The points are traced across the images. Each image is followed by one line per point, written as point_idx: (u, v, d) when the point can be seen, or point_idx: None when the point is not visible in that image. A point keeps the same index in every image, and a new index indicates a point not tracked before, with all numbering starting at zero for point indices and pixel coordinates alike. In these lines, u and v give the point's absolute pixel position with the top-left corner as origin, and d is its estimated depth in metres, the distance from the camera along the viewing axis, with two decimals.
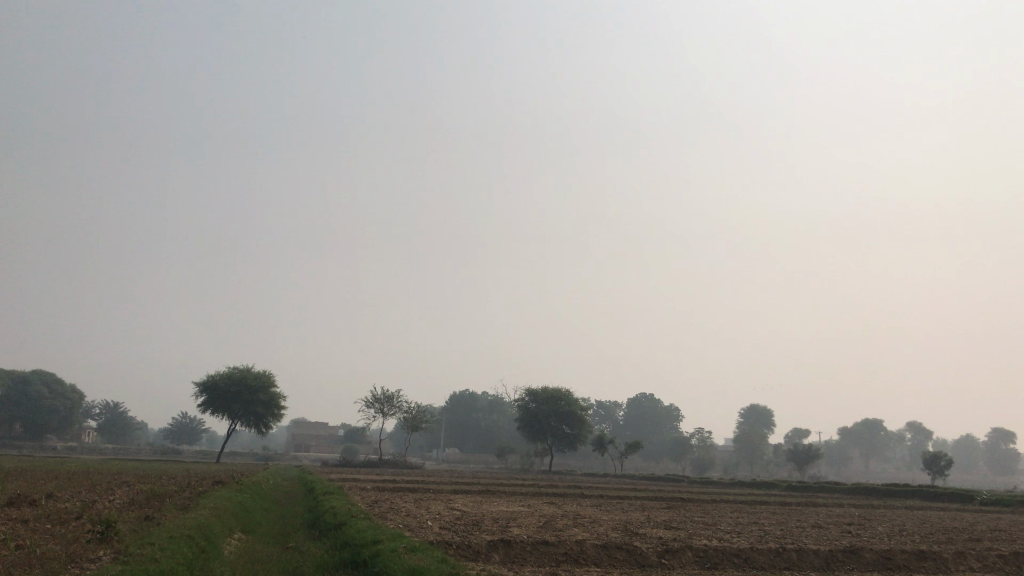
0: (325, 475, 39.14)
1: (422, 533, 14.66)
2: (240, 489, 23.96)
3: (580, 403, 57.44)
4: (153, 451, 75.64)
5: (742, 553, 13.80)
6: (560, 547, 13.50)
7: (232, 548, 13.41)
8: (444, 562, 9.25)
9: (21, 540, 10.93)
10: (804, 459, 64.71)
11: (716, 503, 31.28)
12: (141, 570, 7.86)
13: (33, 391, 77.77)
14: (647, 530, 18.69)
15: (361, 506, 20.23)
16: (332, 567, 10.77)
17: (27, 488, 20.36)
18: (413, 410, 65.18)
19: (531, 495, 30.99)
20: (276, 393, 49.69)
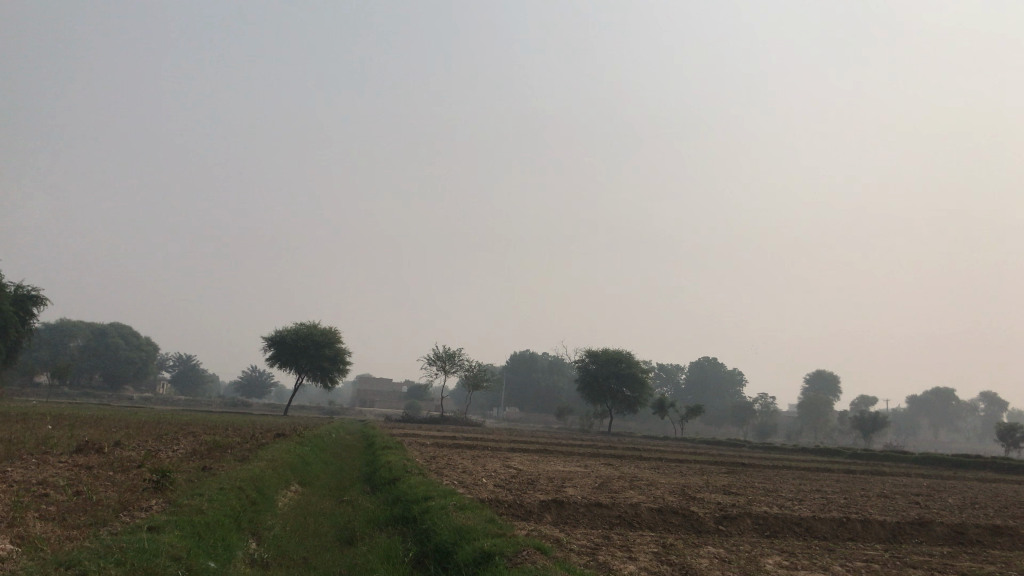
0: (386, 431, 39.76)
1: (476, 490, 14.62)
2: (301, 441, 24.39)
3: (641, 365, 57.01)
4: (223, 403, 78.15)
5: (804, 521, 13.36)
6: (614, 510, 13.21)
7: (288, 500, 13.59)
8: (491, 522, 8.97)
9: (79, 486, 11.11)
10: (870, 426, 63.42)
11: (777, 470, 30.84)
12: (187, 522, 7.79)
13: (110, 343, 80.93)
14: (707, 495, 18.35)
15: (418, 462, 20.32)
16: (382, 523, 10.68)
17: (95, 436, 21.02)
18: (473, 368, 65.75)
19: (589, 456, 30.94)
20: (341, 349, 50.39)
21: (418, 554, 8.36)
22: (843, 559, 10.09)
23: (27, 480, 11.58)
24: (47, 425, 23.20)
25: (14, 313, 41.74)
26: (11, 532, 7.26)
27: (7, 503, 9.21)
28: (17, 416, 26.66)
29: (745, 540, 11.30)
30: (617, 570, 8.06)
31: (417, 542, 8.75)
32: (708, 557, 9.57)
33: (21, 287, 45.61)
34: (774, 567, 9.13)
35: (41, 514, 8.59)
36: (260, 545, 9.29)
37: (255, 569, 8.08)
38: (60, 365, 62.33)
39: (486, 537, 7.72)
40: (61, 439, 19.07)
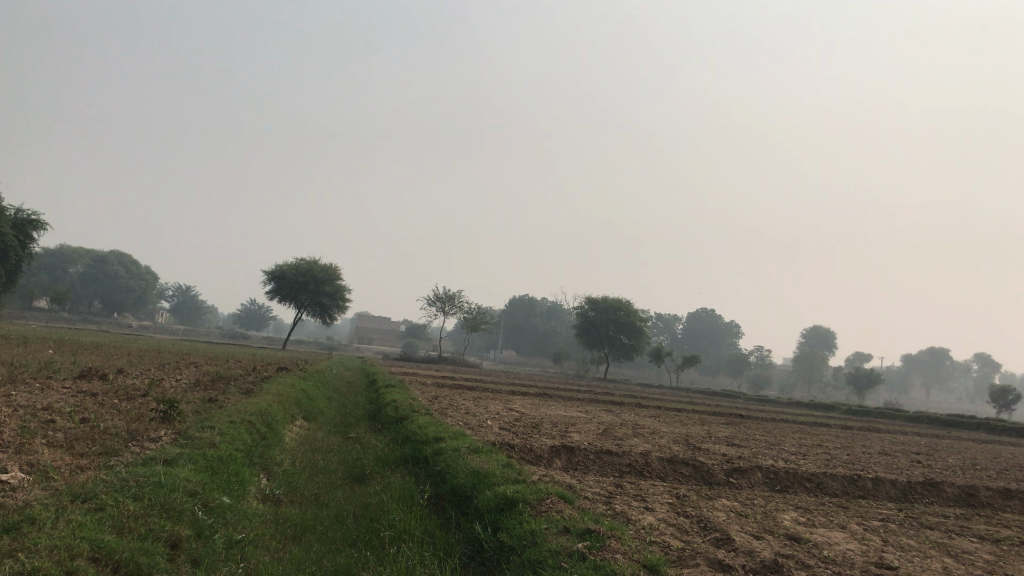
0: (386, 368, 39.76)
1: (482, 432, 14.48)
2: (303, 376, 24.37)
3: (640, 313, 56.86)
4: (222, 335, 78.37)
5: (814, 477, 13.24)
6: (624, 458, 13.03)
7: (294, 435, 13.44)
8: (508, 468, 8.76)
9: (85, 413, 10.95)
10: (864, 382, 63.71)
11: (775, 423, 30.87)
12: (199, 455, 7.56)
13: (110, 271, 80.85)
14: (711, 445, 18.27)
15: (422, 401, 20.21)
16: (392, 462, 10.55)
17: (97, 362, 20.90)
18: (472, 310, 65.79)
19: (587, 401, 30.96)
20: (340, 285, 50.23)
21: (434, 496, 8.20)
22: (860, 517, 9.93)
23: (33, 405, 11.42)
24: (47, 350, 23.13)
25: (14, 238, 41.41)
26: (20, 459, 7.04)
27: (15, 428, 9.04)
28: (17, 340, 26.61)
29: (758, 494, 11.17)
30: (638, 521, 7.84)
31: (433, 483, 8.60)
32: (724, 511, 9.41)
33: (22, 212, 45.26)
34: (792, 524, 8.98)
35: (49, 442, 8.39)
36: (271, 481, 9.16)
37: (267, 506, 7.92)
38: (60, 290, 62.31)
39: (507, 482, 7.51)
40: (64, 365, 18.94)
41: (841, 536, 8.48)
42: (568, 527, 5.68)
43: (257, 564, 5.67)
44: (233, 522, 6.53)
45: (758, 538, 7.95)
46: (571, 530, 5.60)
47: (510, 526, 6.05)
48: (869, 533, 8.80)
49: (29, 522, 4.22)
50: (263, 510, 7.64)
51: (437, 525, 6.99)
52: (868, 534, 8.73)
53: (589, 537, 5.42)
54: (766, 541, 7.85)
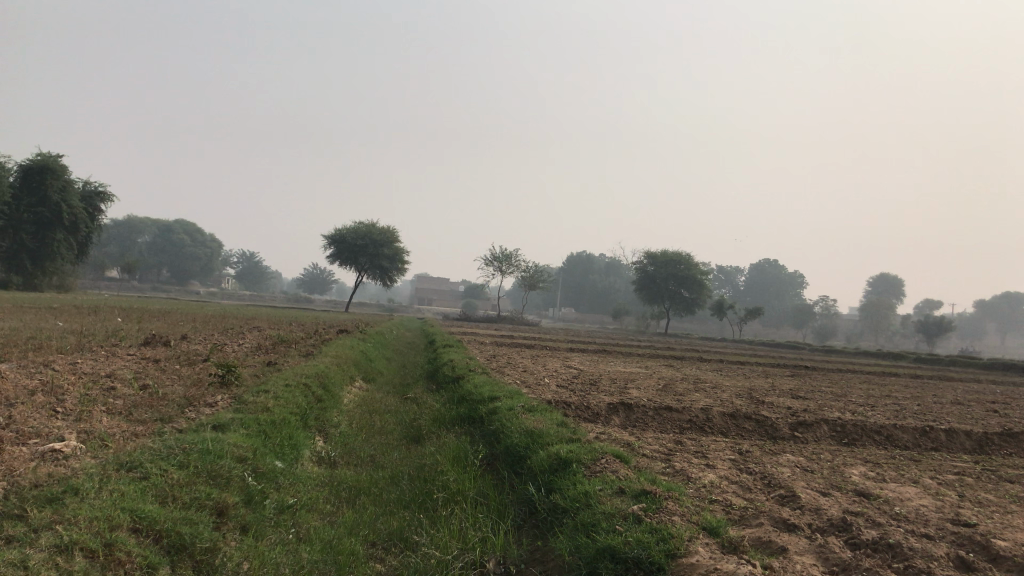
0: (445, 329, 39.95)
1: (539, 389, 14.36)
2: (363, 337, 24.58)
3: (700, 266, 55.92)
4: (286, 299, 79.82)
5: (884, 430, 12.77)
6: (685, 414, 12.75)
7: (352, 396, 13.51)
8: (563, 426, 8.54)
9: (146, 379, 11.11)
10: (936, 330, 61.81)
11: (842, 373, 30.15)
12: (252, 420, 7.53)
13: (176, 239, 82.71)
14: (776, 398, 17.87)
15: (480, 360, 20.21)
16: (449, 422, 10.46)
17: (163, 329, 21.38)
18: (530, 269, 65.67)
19: (648, 357, 30.63)
20: (399, 248, 50.45)
21: (489, 456, 8.06)
22: (933, 471, 9.52)
23: (98, 372, 11.64)
24: (117, 318, 23.69)
25: (83, 210, 42.46)
26: (78, 427, 7.11)
27: (77, 395, 9.18)
28: (89, 309, 27.39)
29: (825, 447, 10.80)
30: (700, 480, 7.58)
31: (487, 443, 8.45)
32: (789, 467, 9.09)
33: (89, 184, 46.36)
34: (861, 478, 8.64)
35: (109, 409, 8.47)
36: (327, 443, 9.14)
37: (323, 469, 7.87)
38: (129, 259, 64.05)
39: (561, 442, 7.31)
40: (131, 332, 19.35)
41: (914, 491, 8.10)
42: (623, 489, 5.47)
43: (308, 528, 5.61)
44: (286, 487, 6.48)
45: (825, 494, 7.63)
46: (626, 492, 5.38)
47: (563, 486, 5.86)
48: (943, 488, 8.40)
49: (71, 493, 4.17)
50: (317, 473, 7.59)
51: (490, 486, 6.84)
52: (944, 489, 8.32)
53: (645, 498, 5.20)
54: (833, 498, 7.53)
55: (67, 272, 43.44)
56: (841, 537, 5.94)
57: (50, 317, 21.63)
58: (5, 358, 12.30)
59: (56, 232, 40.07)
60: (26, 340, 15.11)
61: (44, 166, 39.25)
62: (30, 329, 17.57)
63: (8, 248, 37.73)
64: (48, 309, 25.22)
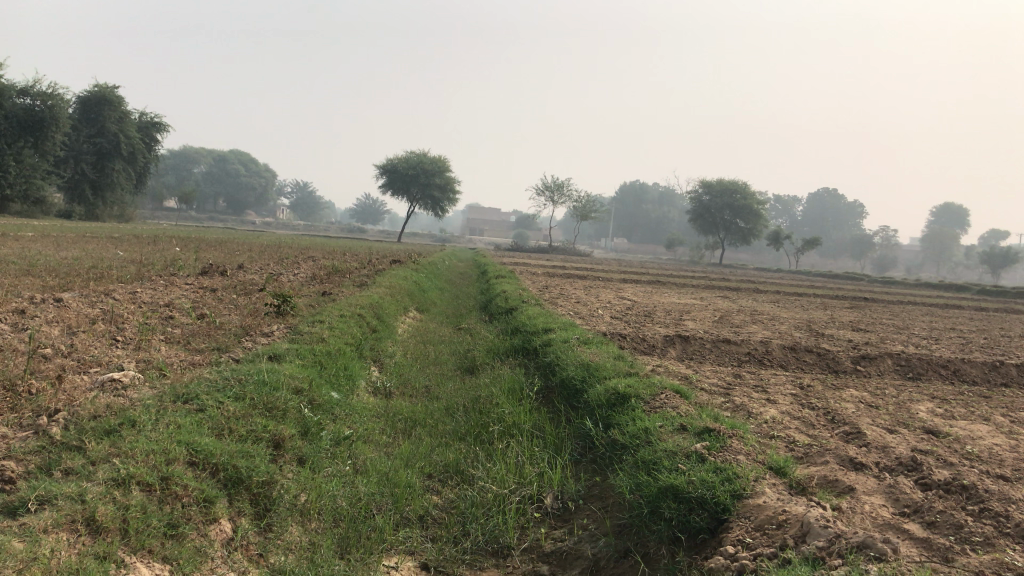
0: (497, 259, 39.92)
1: (594, 321, 14.24)
2: (417, 268, 24.59)
3: (758, 195, 54.73)
4: (340, 228, 80.48)
5: (951, 364, 12.36)
6: (743, 346, 12.53)
7: (406, 326, 13.56)
8: (621, 359, 8.39)
9: (204, 308, 11.24)
10: (1001, 261, 59.76)
11: (903, 305, 29.39)
12: (307, 351, 7.53)
13: (232, 170, 83.50)
14: (837, 332, 17.42)
15: (533, 291, 20.10)
16: (502, 353, 10.40)
17: (220, 258, 21.66)
18: (582, 199, 64.97)
19: (703, 288, 30.25)
20: (451, 178, 50.11)
21: (544, 389, 7.96)
22: (1004, 407, 9.17)
23: (157, 301, 11.80)
24: (175, 248, 23.96)
25: (140, 141, 42.86)
26: (138, 356, 7.19)
27: (137, 324, 9.29)
28: (149, 238, 27.84)
29: (889, 382, 10.50)
30: (762, 415, 7.38)
31: (543, 375, 8.37)
32: (853, 402, 8.83)
33: (146, 115, 46.72)
34: (929, 416, 8.34)
35: (168, 338, 8.57)
36: (382, 373, 9.15)
37: (378, 399, 7.88)
38: (187, 190, 64.88)
39: (619, 375, 7.16)
40: (189, 261, 19.52)
41: (985, 430, 7.78)
42: (684, 426, 5.30)
43: (364, 460, 5.59)
44: (342, 418, 6.49)
45: (892, 431, 7.38)
46: (689, 429, 5.21)
47: (623, 422, 5.72)
48: (1015, 426, 8.07)
49: (129, 425, 4.16)
50: (373, 403, 7.58)
51: (546, 419, 6.74)
52: (1017, 427, 7.99)
53: (708, 436, 5.02)
54: (901, 435, 7.28)
55: (127, 203, 44.16)
56: (911, 477, 5.72)
57: (111, 246, 22.07)
58: (68, 286, 12.52)
59: (115, 161, 40.54)
60: (88, 269, 15.36)
61: (102, 97, 39.53)
62: (92, 258, 17.89)
63: (70, 178, 38.34)
64: (109, 239, 25.61)
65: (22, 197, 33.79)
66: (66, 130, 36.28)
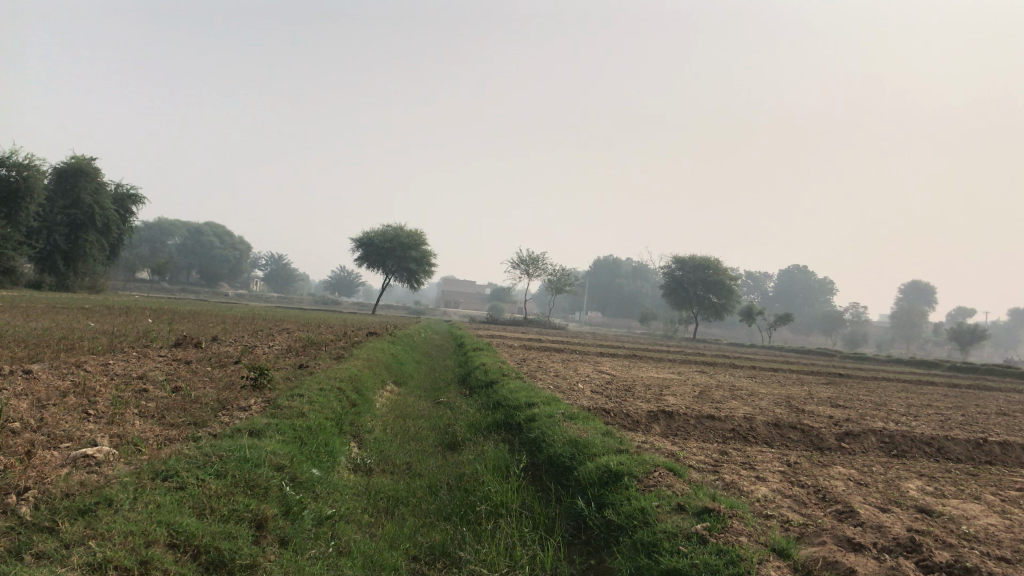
0: (473, 332, 39.72)
1: (574, 395, 14.04)
2: (393, 340, 24.36)
3: (730, 271, 55.33)
4: (314, 301, 80.13)
5: (935, 442, 12.26)
6: (727, 423, 12.36)
7: (384, 400, 13.30)
8: (609, 435, 8.20)
9: (179, 381, 10.95)
10: (970, 337, 60.44)
11: (878, 381, 29.43)
12: (288, 426, 7.29)
13: (207, 241, 83.23)
14: (816, 407, 17.31)
15: (512, 364, 19.90)
16: (485, 429, 10.17)
17: (192, 330, 21.36)
18: (557, 273, 65.25)
19: (680, 363, 30.18)
20: (426, 251, 50.28)
21: (531, 467, 7.75)
22: (994, 486, 9.08)
23: (130, 373, 11.49)
24: (148, 319, 23.59)
25: (115, 212, 42.62)
26: (111, 430, 6.93)
27: (109, 397, 9.01)
28: (120, 309, 27.43)
29: (876, 460, 10.37)
30: (754, 492, 7.24)
31: (529, 452, 8.18)
32: (843, 480, 8.70)
33: (122, 186, 46.62)
34: (920, 494, 8.22)
35: (141, 412, 8.30)
36: (363, 449, 8.88)
37: (359, 476, 7.62)
38: (160, 262, 64.36)
39: (609, 452, 6.99)
40: (162, 333, 19.20)
41: (978, 509, 7.67)
42: (682, 506, 5.14)
43: (349, 541, 5.36)
44: (324, 496, 6.23)
45: (886, 510, 7.25)
46: (687, 509, 5.06)
47: (617, 501, 5.56)
48: (1007, 506, 7.97)
49: (105, 504, 3.94)
50: (354, 481, 7.33)
51: (535, 498, 6.54)
52: (1009, 507, 7.88)
53: (708, 516, 4.87)
54: (895, 514, 7.15)
55: (99, 274, 43.77)
56: (911, 559, 5.58)
57: (82, 317, 21.70)
58: (37, 358, 12.21)
59: (88, 233, 40.33)
60: (59, 340, 15.00)
61: (78, 168, 39.54)
62: (63, 329, 17.54)
63: (42, 249, 37.93)
64: (80, 309, 25.21)
65: None
66: (40, 201, 36.01)
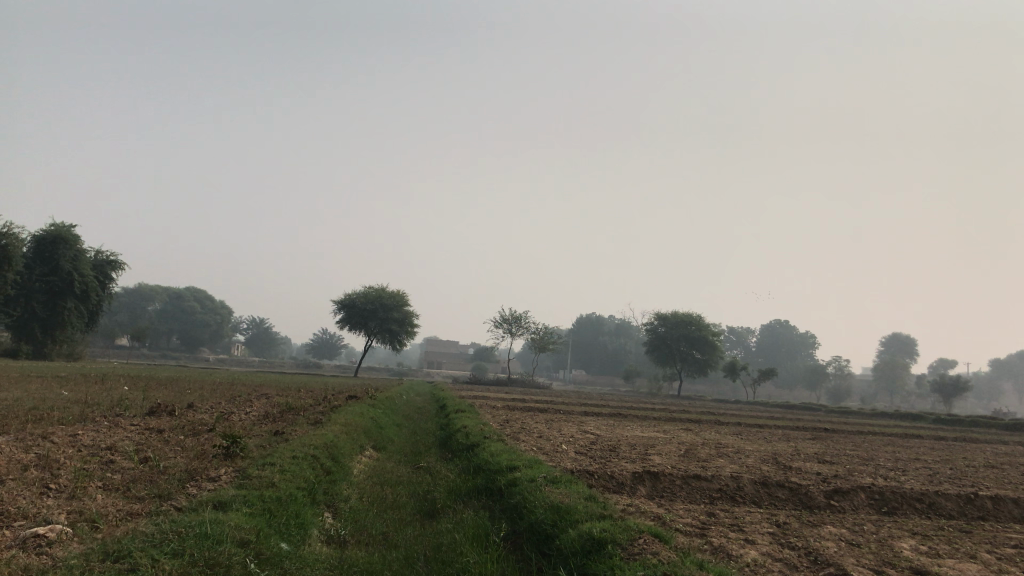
0: (456, 392, 39.16)
1: (558, 457, 13.71)
2: (374, 404, 23.87)
3: (712, 327, 55.33)
4: (295, 364, 79.16)
5: (926, 498, 12.04)
6: (714, 482, 12.07)
7: (363, 466, 12.95)
8: (593, 500, 7.92)
9: (148, 451, 10.57)
10: (953, 389, 60.47)
11: (864, 435, 29.17)
12: (257, 497, 7.00)
13: (187, 306, 82.43)
14: (803, 463, 17.05)
15: (494, 426, 19.52)
16: (465, 495, 9.85)
17: (168, 397, 20.90)
18: (540, 331, 64.98)
19: (665, 420, 29.85)
20: (408, 312, 49.96)
21: (512, 535, 7.46)
22: (988, 543, 8.83)
23: (97, 444, 11.09)
24: (123, 387, 22.99)
25: (94, 279, 42.05)
26: (70, 507, 6.59)
27: (72, 471, 8.63)
28: (95, 377, 26.77)
29: (868, 519, 10.10)
30: (744, 551, 6.97)
31: (510, 519, 7.88)
32: (834, 541, 8.44)
33: (101, 252, 46.15)
34: (914, 554, 7.97)
35: (105, 485, 7.95)
36: (338, 520, 8.55)
37: (333, 549, 7.30)
38: (139, 328, 63.49)
39: (592, 519, 6.73)
40: (135, 401, 18.66)
41: (973, 568, 7.44)
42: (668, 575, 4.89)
43: None
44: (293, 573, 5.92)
45: (879, 572, 7.01)
46: None
47: (600, 571, 5.30)
48: (1002, 564, 7.74)
49: None
50: (327, 554, 7.00)
51: (514, 569, 6.27)
52: (1006, 566, 7.65)
53: None
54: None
55: (77, 341, 42.95)
56: None
57: (54, 386, 21.07)
58: (3, 430, 11.76)
59: (67, 300, 39.85)
60: (28, 411, 14.50)
61: (57, 236, 39.26)
62: (33, 399, 17.09)
63: (19, 317, 37.31)
64: (54, 378, 24.59)
65: None
66: (17, 269, 35.49)
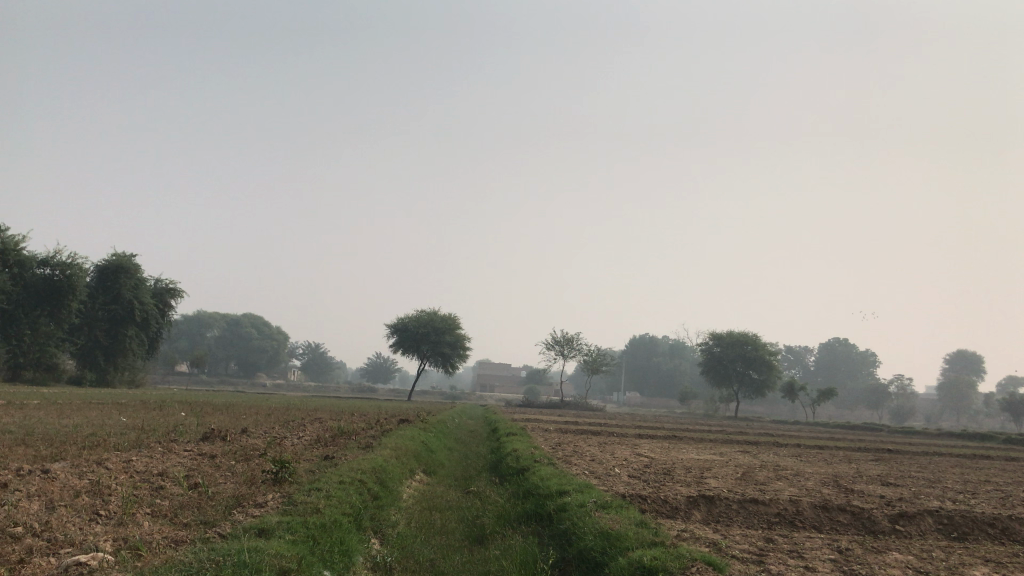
0: (508, 415, 38.97)
1: (609, 481, 13.43)
2: (425, 428, 23.77)
3: (768, 347, 54.25)
4: (350, 388, 79.66)
5: (998, 522, 11.46)
6: (772, 507, 11.66)
7: (411, 491, 12.85)
8: (644, 525, 7.67)
9: (199, 477, 10.62)
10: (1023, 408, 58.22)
11: (930, 456, 28.16)
12: (300, 524, 6.92)
13: (245, 333, 83.70)
14: (865, 486, 16.44)
15: (545, 450, 19.25)
16: (514, 521, 9.65)
17: (224, 423, 21.03)
18: (593, 353, 64.41)
19: (721, 442, 29.19)
20: (461, 335, 49.97)
21: (561, 561, 7.24)
22: None
23: (150, 470, 11.17)
24: (179, 413, 23.23)
25: (154, 306, 42.91)
26: (117, 534, 6.58)
27: (123, 497, 8.68)
28: (153, 403, 27.17)
29: (936, 544, 9.63)
30: None
31: (558, 547, 7.66)
32: (899, 568, 8.02)
33: (161, 281, 47.11)
34: None
35: (154, 511, 7.96)
36: (384, 546, 8.44)
37: None
38: (198, 354, 64.58)
39: (643, 545, 6.49)
40: (190, 426, 18.82)
41: None
42: None
43: None
44: None
45: None
46: None
47: None
48: None
49: None
50: None
51: None
52: None
53: None
54: None
55: (138, 368, 43.78)
56: None
57: (114, 413, 21.37)
58: (60, 456, 11.92)
59: (128, 328, 40.73)
60: (86, 437, 14.71)
61: (119, 265, 40.19)
62: (92, 425, 17.34)
63: (83, 345, 38.25)
64: (114, 405, 24.99)
65: (35, 365, 34.00)
66: (81, 299, 36.41)
